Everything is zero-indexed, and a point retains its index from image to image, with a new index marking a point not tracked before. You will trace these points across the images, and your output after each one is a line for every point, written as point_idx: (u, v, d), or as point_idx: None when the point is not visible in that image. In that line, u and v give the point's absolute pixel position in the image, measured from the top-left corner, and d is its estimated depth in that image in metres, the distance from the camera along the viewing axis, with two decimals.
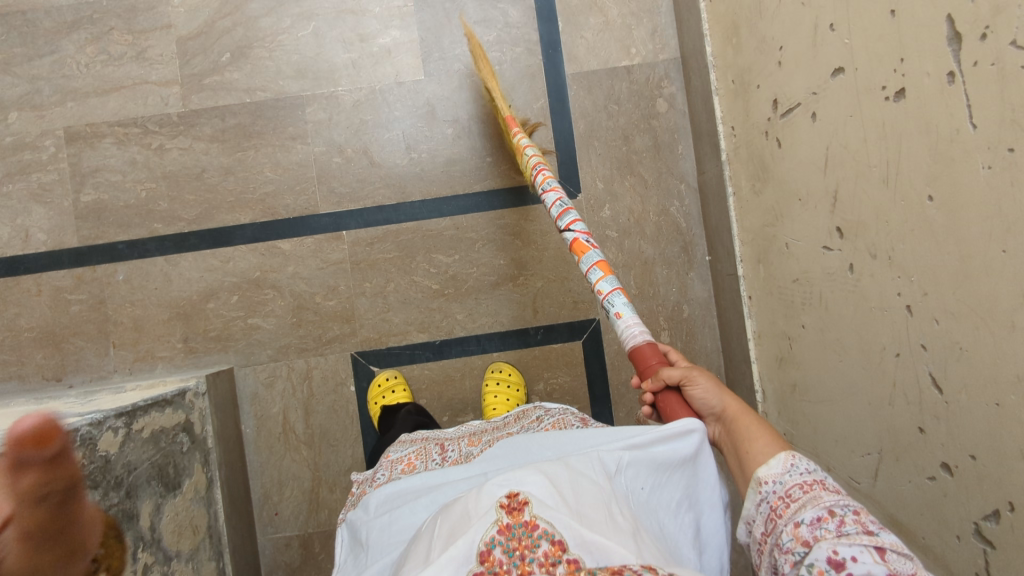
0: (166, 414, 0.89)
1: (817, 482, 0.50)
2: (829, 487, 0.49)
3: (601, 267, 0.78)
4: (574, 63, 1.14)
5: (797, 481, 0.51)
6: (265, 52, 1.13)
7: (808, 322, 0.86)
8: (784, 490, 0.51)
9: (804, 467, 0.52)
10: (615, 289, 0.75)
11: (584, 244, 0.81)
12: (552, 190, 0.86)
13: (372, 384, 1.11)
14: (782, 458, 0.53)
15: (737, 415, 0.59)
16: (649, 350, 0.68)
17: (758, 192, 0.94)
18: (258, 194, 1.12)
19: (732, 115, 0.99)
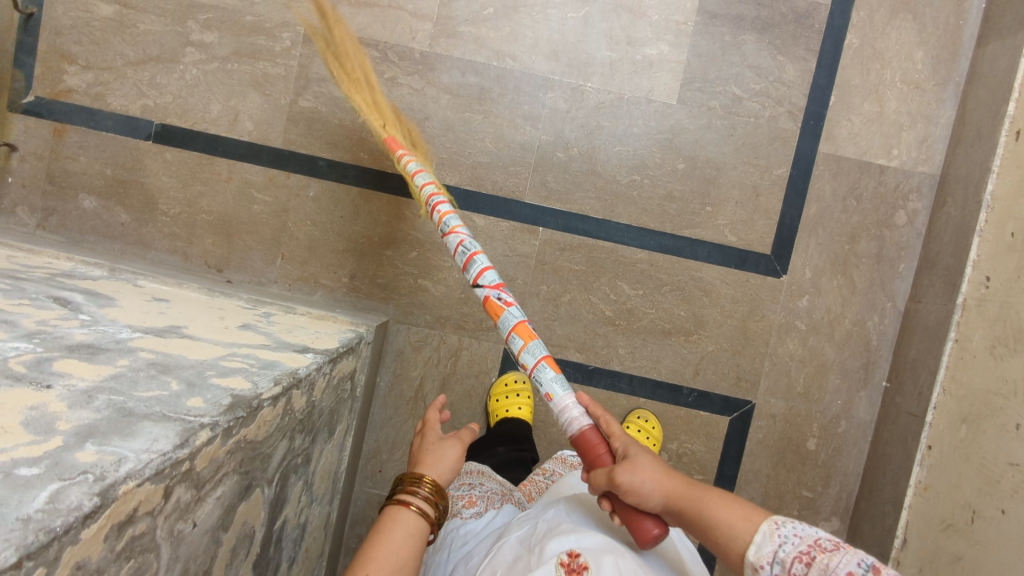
0: (348, 361, 0.86)
1: (808, 546, 0.49)
2: (826, 546, 0.48)
3: (521, 333, 0.73)
4: (830, 143, 1.08)
5: (792, 553, 0.49)
6: (528, 21, 1.08)
7: (1014, 510, 0.82)
8: (785, 567, 0.49)
9: (793, 535, 0.51)
10: (542, 360, 0.71)
11: (497, 303, 0.76)
12: (455, 233, 0.80)
13: (497, 383, 1.09)
14: (766, 533, 0.52)
15: (681, 499, 0.57)
16: (594, 439, 0.64)
17: (998, 357, 0.89)
18: (472, 161, 1.09)
19: (993, 265, 0.94)
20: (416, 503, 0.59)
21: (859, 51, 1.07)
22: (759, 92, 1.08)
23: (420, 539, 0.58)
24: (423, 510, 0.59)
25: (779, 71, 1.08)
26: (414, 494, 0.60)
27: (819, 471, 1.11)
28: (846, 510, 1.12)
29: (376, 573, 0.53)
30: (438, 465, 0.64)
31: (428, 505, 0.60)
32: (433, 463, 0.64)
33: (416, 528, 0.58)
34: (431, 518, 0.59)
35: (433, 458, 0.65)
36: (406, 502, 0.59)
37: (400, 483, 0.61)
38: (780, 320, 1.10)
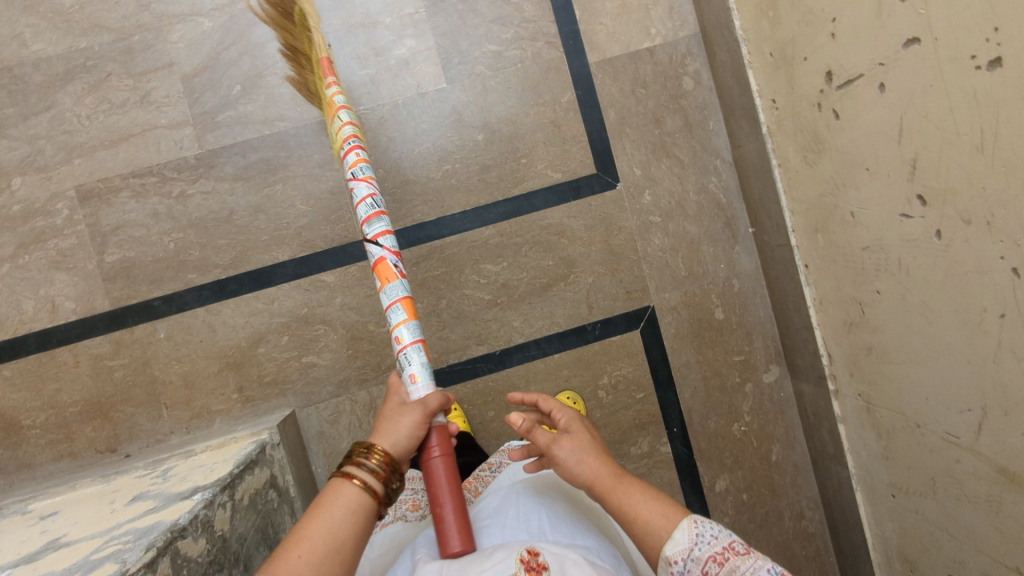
0: (257, 474, 0.85)
1: (725, 552, 0.56)
2: (739, 553, 0.57)
3: (403, 309, 0.75)
4: (596, 51, 1.13)
5: (707, 553, 0.57)
6: (277, 79, 1.08)
7: (885, 286, 0.87)
8: (699, 564, 0.57)
9: (710, 536, 0.57)
10: (416, 341, 0.74)
11: (390, 266, 0.77)
12: (363, 181, 0.78)
13: None
14: (685, 531, 0.58)
15: (606, 484, 0.64)
16: (438, 440, 0.66)
17: (812, 164, 0.94)
18: (294, 229, 1.08)
19: (772, 88, 0.99)
20: (359, 475, 0.60)
21: None
22: (513, 39, 1.12)
23: (364, 513, 0.58)
24: (368, 485, 0.59)
25: (519, 12, 1.12)
26: (360, 466, 0.60)
27: (738, 333, 1.16)
28: (778, 353, 1.17)
29: (322, 547, 0.55)
30: (394, 434, 0.63)
31: (372, 479, 0.60)
32: (389, 432, 0.63)
33: (359, 502, 0.58)
34: (375, 493, 0.60)
35: (388, 432, 0.64)
36: (348, 475, 0.60)
37: (352, 454, 0.61)
38: (636, 224, 1.14)
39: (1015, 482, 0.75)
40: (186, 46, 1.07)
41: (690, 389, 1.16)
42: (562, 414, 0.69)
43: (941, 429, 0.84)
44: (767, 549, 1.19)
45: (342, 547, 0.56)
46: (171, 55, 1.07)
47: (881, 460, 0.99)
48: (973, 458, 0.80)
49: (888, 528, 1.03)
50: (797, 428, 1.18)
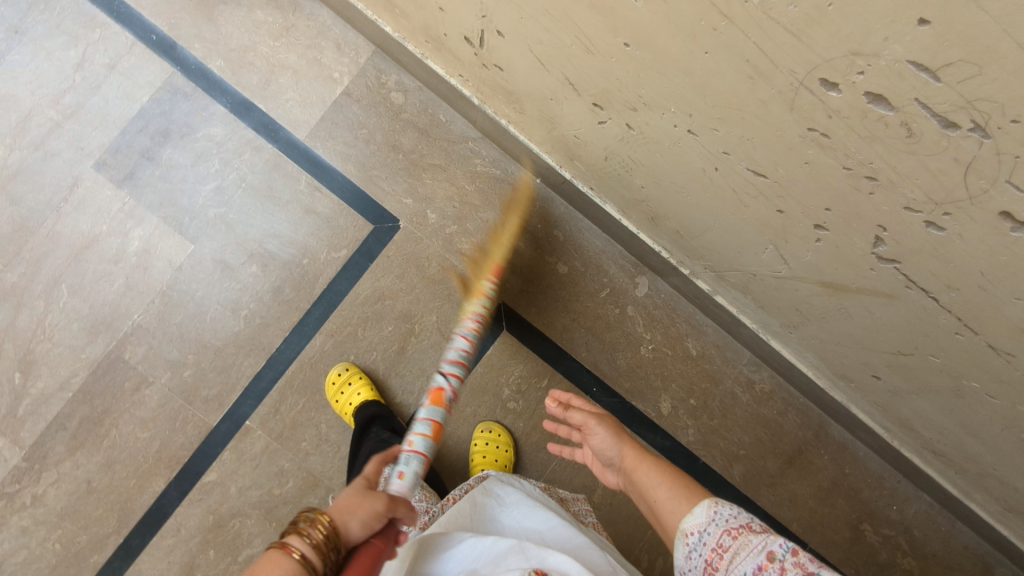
0: None
1: (741, 527, 0.57)
2: (755, 528, 0.56)
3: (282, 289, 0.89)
4: (302, 126, 1.10)
5: (723, 529, 0.58)
6: (47, 344, 1.06)
7: (644, 181, 0.85)
8: (714, 541, 0.58)
9: (727, 514, 0.58)
10: None
11: None
12: None
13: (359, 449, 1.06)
14: (702, 509, 0.60)
15: (634, 462, 0.71)
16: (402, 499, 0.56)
17: (523, 112, 0.92)
18: (153, 456, 1.05)
19: (451, 66, 0.97)
20: (298, 546, 0.47)
21: (229, 64, 1.09)
22: (223, 167, 1.09)
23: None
24: (309, 560, 0.47)
25: (211, 139, 1.09)
26: (300, 537, 0.48)
27: (590, 272, 1.14)
28: (635, 265, 1.15)
29: None
30: (344, 510, 0.51)
31: (314, 551, 0.48)
32: (343, 514, 0.51)
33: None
34: (313, 574, 0.47)
35: (338, 505, 0.52)
36: (285, 547, 0.47)
37: (298, 522, 0.49)
38: (439, 244, 1.12)
39: (838, 287, 0.73)
40: None
41: (583, 347, 1.14)
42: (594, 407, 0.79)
43: (768, 272, 0.82)
44: (741, 430, 1.17)
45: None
46: None
47: (760, 310, 0.98)
48: (802, 282, 0.78)
49: (811, 358, 1.01)
50: (696, 315, 1.16)
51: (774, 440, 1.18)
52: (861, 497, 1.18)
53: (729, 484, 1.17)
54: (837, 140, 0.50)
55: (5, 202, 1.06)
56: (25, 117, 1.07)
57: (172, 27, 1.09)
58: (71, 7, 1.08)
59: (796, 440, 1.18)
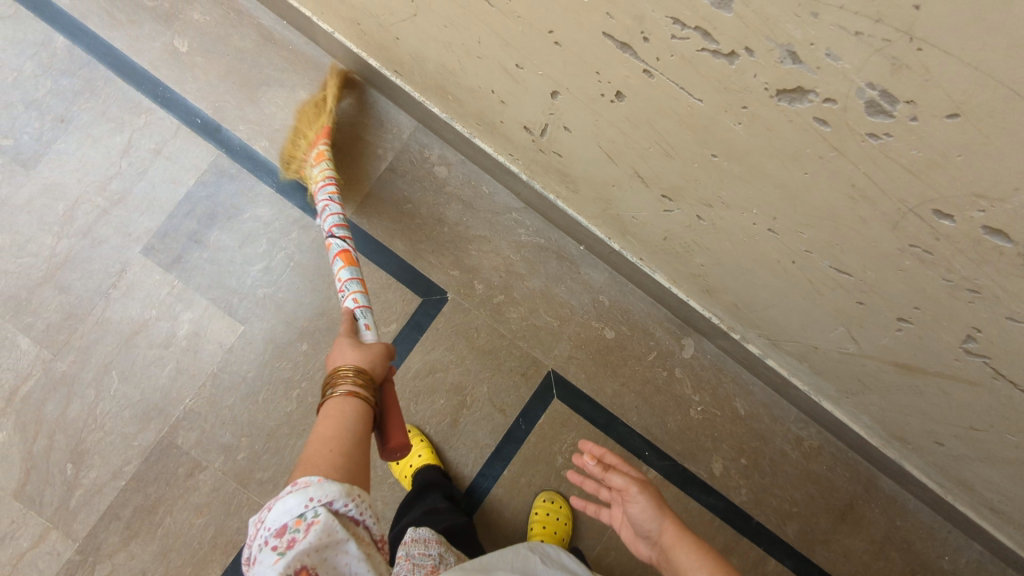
0: None
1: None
2: None
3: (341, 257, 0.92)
4: (348, 203, 1.11)
5: None
6: (99, 432, 1.05)
7: (704, 260, 0.86)
8: None
9: None
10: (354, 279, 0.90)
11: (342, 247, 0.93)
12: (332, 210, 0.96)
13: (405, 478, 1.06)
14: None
15: (675, 540, 0.67)
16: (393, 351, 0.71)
17: (577, 191, 0.93)
18: (208, 542, 1.04)
19: (501, 146, 0.98)
20: (346, 389, 0.62)
21: (273, 144, 1.10)
22: (271, 247, 1.09)
23: (354, 421, 0.60)
24: (354, 393, 0.62)
25: (258, 220, 1.09)
26: (338, 384, 0.63)
27: (637, 335, 1.15)
28: (681, 327, 1.16)
29: (333, 445, 0.57)
30: (360, 358, 0.67)
31: (358, 386, 0.63)
32: (359, 360, 0.67)
33: (350, 415, 0.61)
34: (362, 400, 0.63)
35: (375, 361, 0.68)
36: (340, 397, 0.62)
37: (331, 377, 0.63)
38: (487, 314, 1.12)
39: (913, 368, 0.73)
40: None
41: (633, 411, 1.14)
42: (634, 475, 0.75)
43: (835, 348, 0.82)
44: (792, 487, 1.16)
45: (348, 448, 0.57)
46: None
47: (816, 375, 0.98)
48: (872, 359, 0.79)
49: (866, 420, 1.02)
50: (742, 374, 1.16)
51: (826, 496, 1.16)
52: (914, 550, 1.15)
53: (784, 542, 1.15)
54: (940, 255, 0.51)
55: (54, 291, 1.06)
56: (72, 206, 1.07)
57: (216, 110, 1.10)
58: (115, 94, 1.09)
59: (847, 494, 1.16)
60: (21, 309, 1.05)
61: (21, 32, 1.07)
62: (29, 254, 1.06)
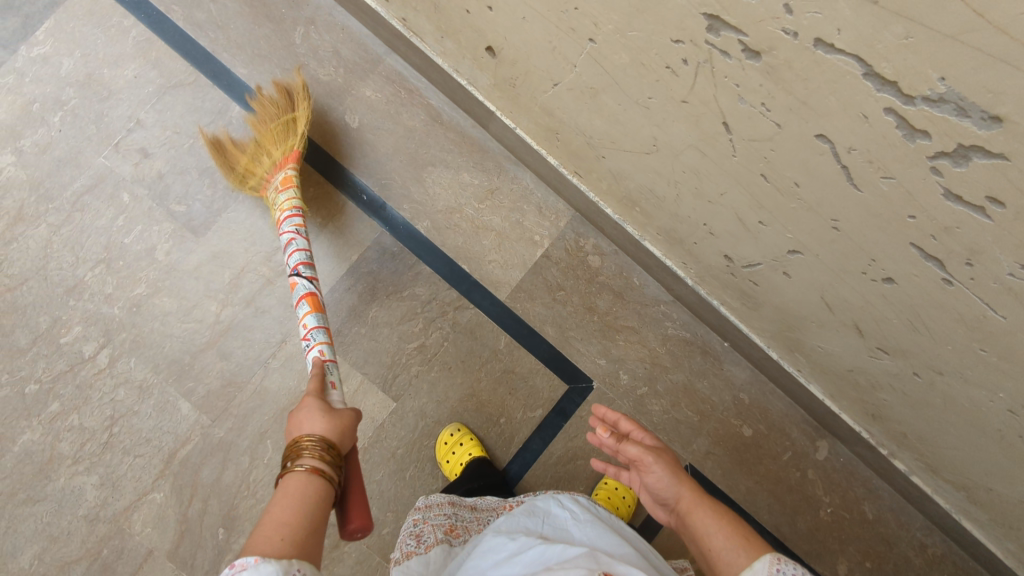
0: None
1: None
2: None
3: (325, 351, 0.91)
4: (502, 286, 1.14)
5: None
6: (251, 499, 1.05)
7: (890, 397, 0.87)
8: None
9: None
10: (328, 362, 0.88)
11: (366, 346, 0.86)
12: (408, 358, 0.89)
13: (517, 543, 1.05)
14: (765, 562, 0.56)
15: (691, 505, 0.66)
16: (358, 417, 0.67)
17: (756, 309, 0.95)
18: None
19: (676, 253, 1.00)
20: (308, 462, 0.57)
21: (435, 225, 1.14)
22: (426, 325, 1.12)
23: (319, 495, 0.57)
24: (319, 470, 0.58)
25: (417, 297, 1.12)
26: (303, 454, 0.58)
27: (773, 435, 1.16)
28: (816, 428, 1.17)
29: (293, 525, 0.52)
30: (330, 429, 0.62)
31: (319, 461, 0.58)
32: (327, 428, 0.62)
33: (306, 486, 0.56)
34: (326, 476, 0.58)
35: (342, 430, 0.63)
36: (303, 469, 0.57)
37: (300, 446, 0.58)
38: (630, 406, 1.14)
39: None
40: (153, 526, 1.03)
41: (766, 508, 1.15)
42: (652, 441, 0.73)
43: (1018, 496, 0.84)
44: None
45: (305, 532, 0.52)
46: (145, 544, 1.02)
47: (969, 502, 0.99)
48: None
49: (1011, 547, 1.02)
50: (874, 478, 1.17)
51: None
52: None
53: None
54: None
55: (216, 357, 1.08)
56: (239, 274, 1.09)
57: (382, 187, 1.13)
58: None
59: None
60: (183, 373, 1.07)
61: (200, 100, 1.12)
62: (193, 319, 1.08)
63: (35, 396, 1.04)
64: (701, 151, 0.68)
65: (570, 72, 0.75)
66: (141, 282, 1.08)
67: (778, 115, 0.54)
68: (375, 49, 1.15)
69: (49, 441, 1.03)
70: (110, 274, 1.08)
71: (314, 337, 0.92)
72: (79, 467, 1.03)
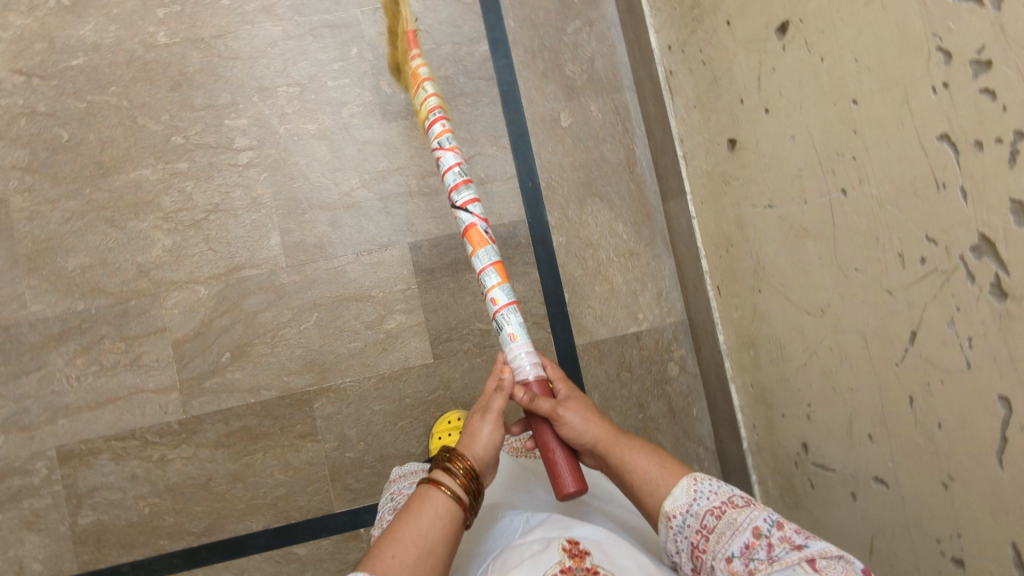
0: None
1: (724, 506, 0.58)
2: (737, 503, 0.58)
3: (495, 274, 0.80)
4: (583, 332, 1.16)
5: (706, 509, 0.59)
6: (267, 348, 1.11)
7: None
8: (699, 518, 0.58)
9: (709, 491, 0.59)
10: (508, 305, 0.79)
11: (480, 234, 0.82)
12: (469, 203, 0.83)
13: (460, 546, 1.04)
14: (685, 488, 0.60)
15: (609, 446, 0.67)
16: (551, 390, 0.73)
17: (791, 507, 0.93)
18: (269, 499, 1.09)
19: (754, 412, 1.00)
20: (446, 483, 0.62)
21: (568, 245, 1.17)
22: None
23: (451, 517, 0.61)
24: (455, 493, 0.62)
25: (510, 292, 1.15)
26: (447, 475, 0.62)
27: None
28: None
29: (411, 551, 0.57)
30: (485, 445, 0.66)
31: (456, 482, 0.62)
32: (478, 446, 0.65)
33: (448, 511, 0.61)
34: (461, 498, 0.62)
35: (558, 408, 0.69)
36: (437, 483, 0.62)
37: (448, 463, 0.63)
38: None
39: None
40: (181, 313, 1.11)
41: None
42: (565, 390, 0.73)
43: None
44: None
45: (432, 561, 0.58)
46: (165, 320, 1.11)
47: None
48: None
49: None
50: None
51: None
52: None
53: None
54: None
55: (325, 221, 1.13)
56: (390, 171, 1.15)
57: (549, 186, 1.17)
58: (487, 116, 1.17)
59: None
60: (292, 214, 1.13)
61: (463, 19, 1.18)
62: (331, 179, 1.14)
63: (174, 148, 1.13)
64: (864, 342, 0.69)
65: (794, 204, 0.77)
66: (315, 123, 1.15)
67: (977, 357, 0.55)
68: (624, 77, 1.19)
69: (160, 188, 1.12)
70: (297, 99, 1.15)
71: (488, 273, 0.80)
72: (164, 226, 1.12)
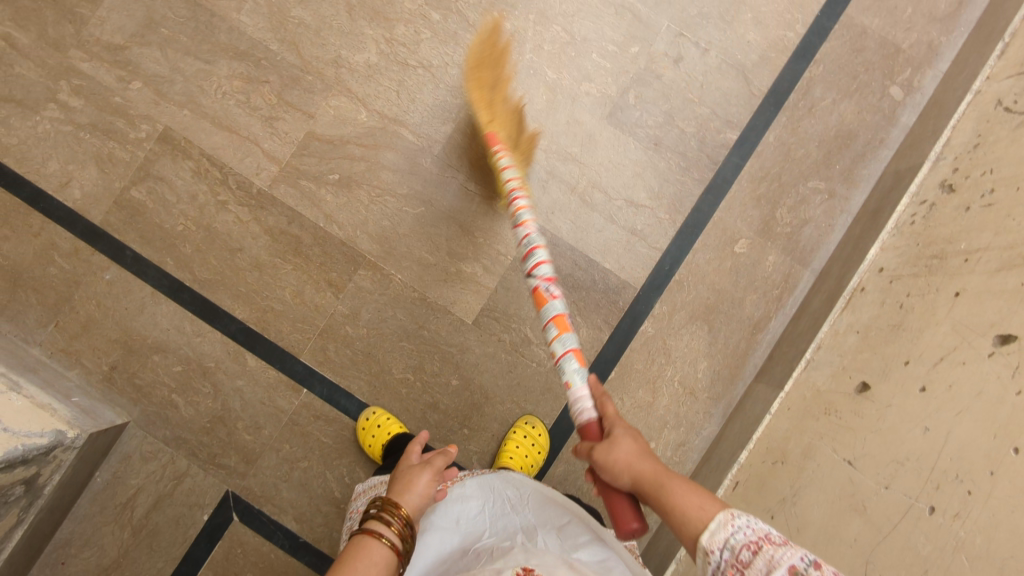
0: (11, 472, 0.87)
1: (758, 541, 0.55)
2: (773, 539, 0.54)
3: None
4: None
5: (743, 543, 0.55)
6: (366, 198, 1.13)
7: None
8: (732, 554, 0.55)
9: (745, 527, 0.57)
10: (549, 399, 0.79)
11: None
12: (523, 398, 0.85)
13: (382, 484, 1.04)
14: (720, 522, 0.58)
15: (655, 478, 0.64)
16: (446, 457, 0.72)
17: None
18: (264, 304, 1.11)
19: None
20: (383, 533, 0.60)
21: (650, 338, 1.14)
22: (548, 342, 1.13)
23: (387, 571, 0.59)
24: (392, 544, 0.60)
25: (574, 331, 1.13)
26: (385, 526, 0.61)
27: None
28: None
29: None
30: (415, 503, 0.65)
31: (393, 531, 0.61)
32: (410, 502, 0.65)
33: (385, 558, 0.59)
34: (397, 550, 0.60)
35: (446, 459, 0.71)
36: (374, 533, 0.60)
37: (382, 514, 0.62)
38: None
39: None
40: (334, 116, 1.14)
41: None
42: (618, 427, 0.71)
43: None
44: None
45: None
46: (318, 111, 1.14)
47: None
48: None
49: None
50: None
51: None
52: None
53: None
54: None
55: None
56: (574, 160, 1.15)
57: (678, 282, 1.14)
58: (683, 189, 1.15)
59: None
60: (477, 123, 1.15)
61: (734, 101, 1.17)
62: (526, 126, 1.15)
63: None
64: None
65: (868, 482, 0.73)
66: (555, 74, 1.16)
67: None
68: (817, 257, 1.15)
69: (405, 17, 1.16)
70: (560, 45, 1.16)
71: None
72: (381, 47, 1.15)
